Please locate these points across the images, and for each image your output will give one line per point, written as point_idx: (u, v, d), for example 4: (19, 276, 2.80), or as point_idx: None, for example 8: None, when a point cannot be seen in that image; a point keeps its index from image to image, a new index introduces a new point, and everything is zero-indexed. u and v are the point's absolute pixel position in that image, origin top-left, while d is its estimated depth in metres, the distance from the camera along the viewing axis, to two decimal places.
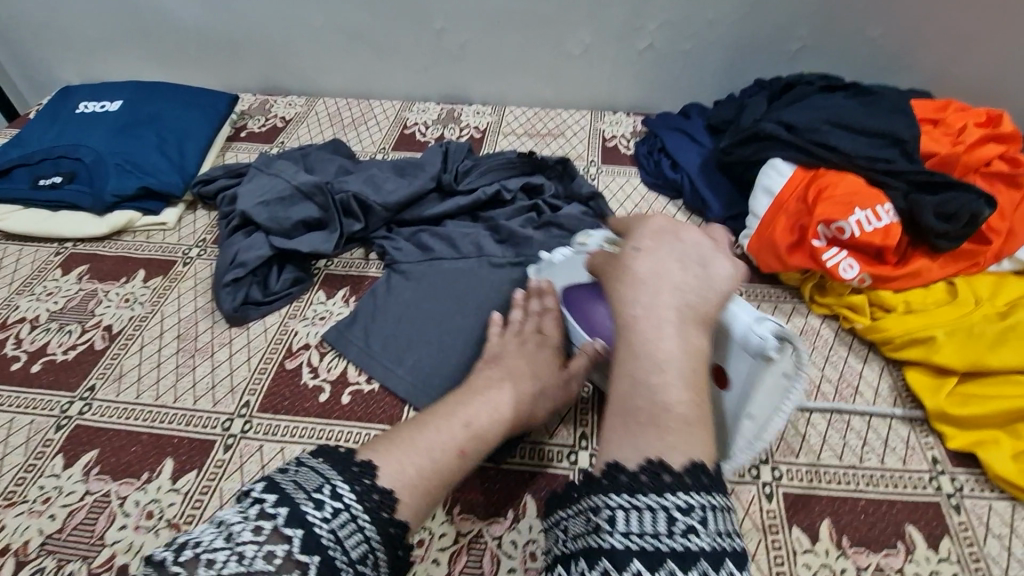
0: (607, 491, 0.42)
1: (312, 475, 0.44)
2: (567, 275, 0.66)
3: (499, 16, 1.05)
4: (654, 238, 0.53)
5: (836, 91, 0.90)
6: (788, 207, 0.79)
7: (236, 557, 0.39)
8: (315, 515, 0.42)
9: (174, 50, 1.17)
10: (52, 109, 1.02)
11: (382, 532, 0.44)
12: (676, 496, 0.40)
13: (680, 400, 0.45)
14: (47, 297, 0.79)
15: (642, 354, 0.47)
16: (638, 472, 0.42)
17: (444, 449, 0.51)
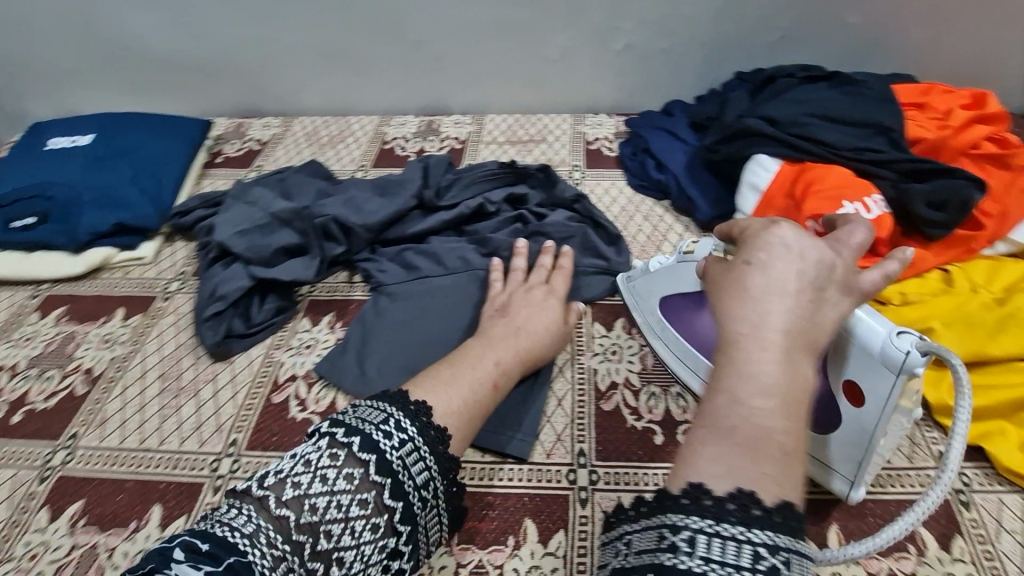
0: (691, 513, 0.39)
1: (376, 411, 0.52)
2: (664, 284, 0.70)
3: (474, 24, 1.04)
4: (768, 245, 0.47)
5: (818, 81, 0.88)
6: (775, 202, 0.78)
7: (320, 478, 0.47)
8: (383, 441, 0.49)
9: (145, 78, 1.15)
10: (22, 147, 1.00)
11: (440, 463, 0.52)
12: (764, 533, 0.38)
13: (785, 430, 0.41)
14: (26, 342, 0.77)
15: (751, 377, 0.42)
16: (725, 499, 0.39)
17: (483, 382, 0.60)
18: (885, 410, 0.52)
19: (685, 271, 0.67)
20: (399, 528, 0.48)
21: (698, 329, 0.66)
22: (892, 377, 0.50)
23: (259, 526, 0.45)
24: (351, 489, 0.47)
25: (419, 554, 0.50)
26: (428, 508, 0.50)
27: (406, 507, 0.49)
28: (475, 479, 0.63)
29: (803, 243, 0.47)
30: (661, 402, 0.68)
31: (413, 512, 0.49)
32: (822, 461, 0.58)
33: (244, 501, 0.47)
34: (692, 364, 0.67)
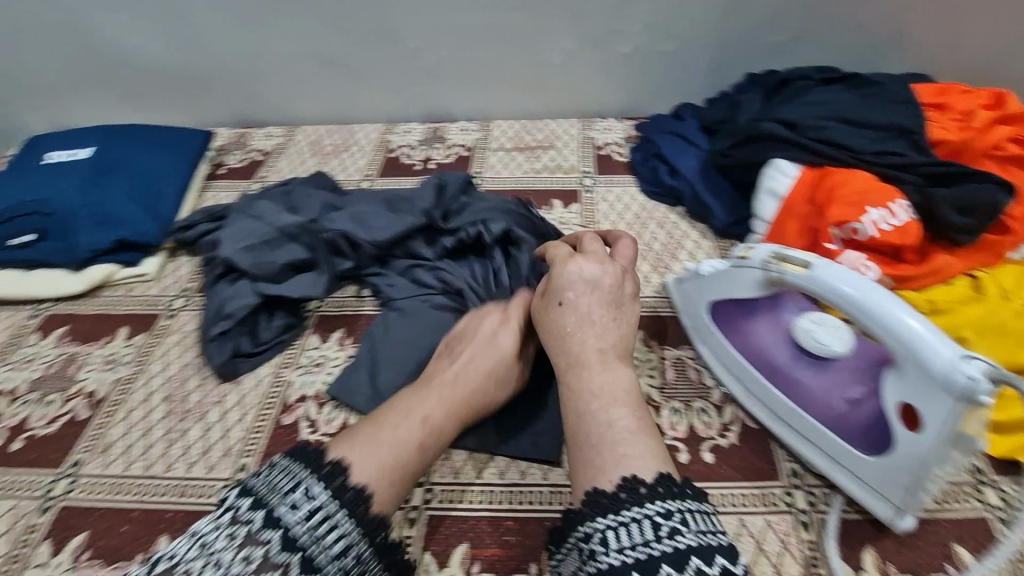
0: (593, 515, 0.45)
1: (285, 477, 0.46)
2: (717, 290, 0.67)
3: (476, 29, 1.01)
4: (574, 285, 0.61)
5: (835, 83, 0.86)
6: (795, 209, 0.76)
7: (213, 565, 0.41)
8: (290, 513, 0.44)
9: (143, 88, 1.13)
10: (19, 162, 0.97)
11: (361, 527, 0.46)
12: (655, 504, 0.44)
13: (621, 416, 0.51)
14: (26, 365, 0.74)
15: (581, 392, 0.54)
16: (616, 492, 0.46)
17: (406, 440, 0.53)
18: (942, 436, 0.50)
19: (741, 277, 0.64)
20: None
21: (754, 339, 0.65)
22: (952, 401, 0.48)
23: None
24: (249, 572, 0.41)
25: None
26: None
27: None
28: (493, 502, 0.60)
29: (597, 278, 0.61)
30: (685, 418, 0.66)
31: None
32: (869, 485, 0.56)
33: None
34: (742, 374, 0.65)
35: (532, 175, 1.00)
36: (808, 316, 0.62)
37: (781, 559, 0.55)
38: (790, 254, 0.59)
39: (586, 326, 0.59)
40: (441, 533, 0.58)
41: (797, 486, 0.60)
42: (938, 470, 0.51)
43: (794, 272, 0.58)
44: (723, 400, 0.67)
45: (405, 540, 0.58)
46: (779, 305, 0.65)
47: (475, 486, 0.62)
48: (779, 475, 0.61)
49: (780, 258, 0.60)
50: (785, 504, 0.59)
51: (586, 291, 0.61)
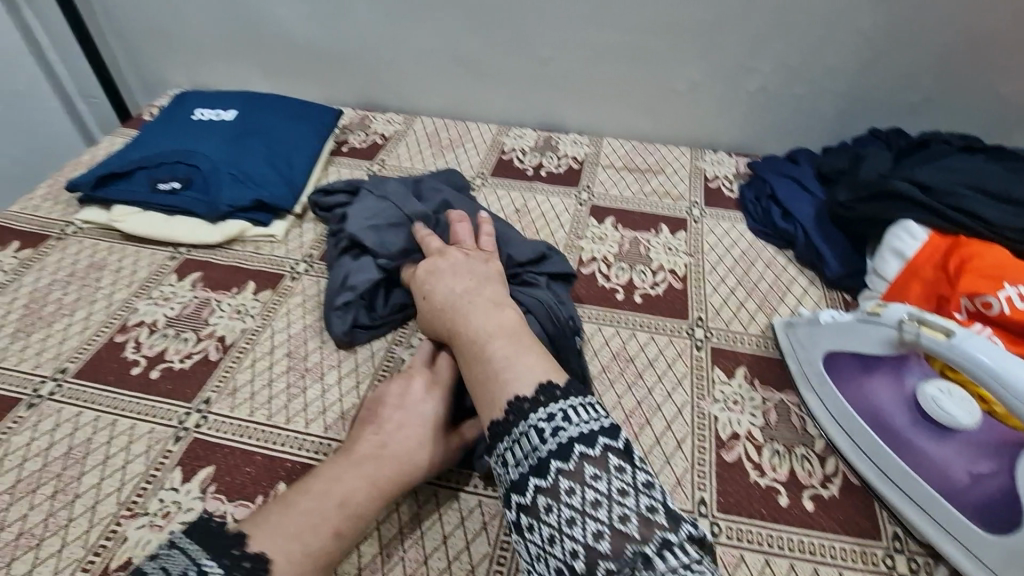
0: (496, 444, 0.53)
1: (181, 559, 0.45)
2: (836, 340, 0.68)
3: (608, 48, 1.04)
4: (435, 273, 0.70)
5: (976, 152, 0.85)
6: (922, 272, 0.75)
7: None
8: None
9: (281, 60, 1.20)
10: (168, 114, 1.05)
11: None
12: (537, 413, 0.52)
13: (501, 348, 0.59)
14: (164, 302, 0.80)
15: (468, 349, 0.61)
16: (507, 415, 0.53)
17: (322, 527, 0.51)
18: None
19: (866, 332, 0.65)
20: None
21: (869, 395, 0.66)
22: None
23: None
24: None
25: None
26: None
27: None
28: None
29: (452, 266, 0.70)
30: (785, 461, 0.66)
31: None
32: (983, 563, 0.55)
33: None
34: (851, 428, 0.65)
35: (640, 196, 1.02)
36: (933, 383, 0.61)
37: None
38: (925, 317, 0.60)
39: (458, 274, 0.69)
40: None
41: (899, 549, 0.60)
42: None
43: (932, 336, 0.58)
44: (826, 450, 0.67)
45: (505, 530, 0.60)
46: (901, 367, 0.66)
47: None
48: (881, 535, 0.61)
49: (917, 320, 0.60)
50: (886, 566, 0.59)
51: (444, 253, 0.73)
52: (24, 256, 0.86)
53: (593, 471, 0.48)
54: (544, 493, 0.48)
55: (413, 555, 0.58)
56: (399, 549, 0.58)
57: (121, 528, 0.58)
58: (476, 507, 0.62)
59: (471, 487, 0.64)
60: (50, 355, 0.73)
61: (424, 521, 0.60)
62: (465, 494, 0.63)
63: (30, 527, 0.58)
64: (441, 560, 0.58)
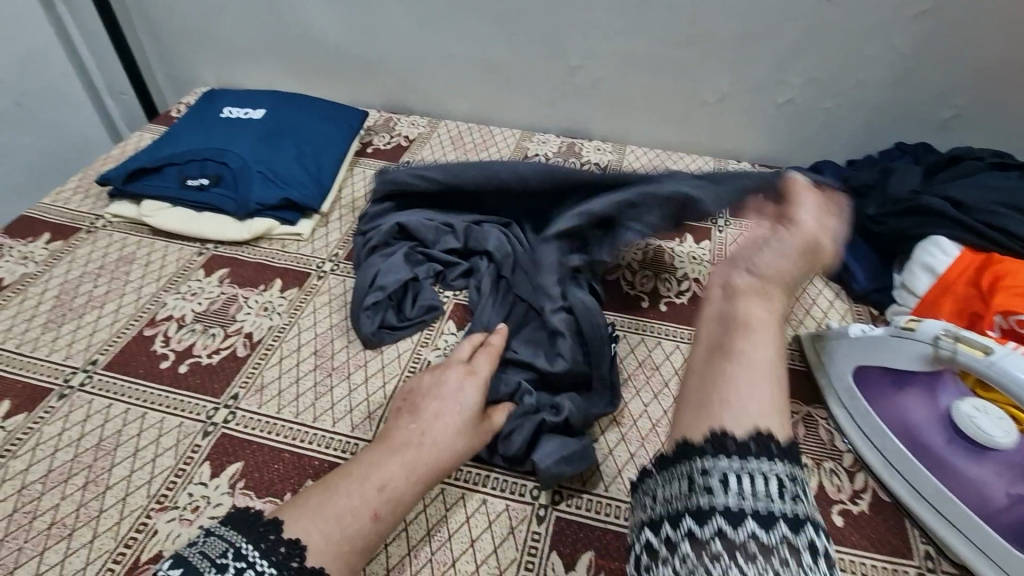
0: (717, 454, 0.41)
1: (218, 542, 0.44)
2: (867, 354, 0.67)
3: (638, 58, 1.05)
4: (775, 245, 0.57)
5: (1008, 170, 0.84)
6: (954, 288, 0.74)
7: None
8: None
9: (310, 61, 1.22)
10: (198, 111, 1.06)
11: None
12: (783, 465, 0.41)
13: (765, 363, 0.47)
14: (192, 297, 0.81)
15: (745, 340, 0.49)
16: (746, 440, 0.42)
17: (363, 511, 0.50)
18: None
19: (898, 346, 0.64)
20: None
21: (902, 411, 0.65)
22: None
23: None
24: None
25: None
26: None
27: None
28: (618, 517, 0.62)
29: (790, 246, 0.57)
30: (814, 475, 0.66)
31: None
32: None
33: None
34: (883, 444, 0.65)
35: None
36: (969, 401, 0.61)
37: None
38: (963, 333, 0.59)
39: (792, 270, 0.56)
40: (569, 536, 0.60)
41: (931, 569, 0.59)
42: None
43: (970, 354, 0.57)
44: (855, 465, 0.67)
45: (533, 535, 0.60)
46: (934, 383, 0.65)
47: (602, 498, 0.63)
48: (913, 554, 0.60)
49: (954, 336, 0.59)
50: None
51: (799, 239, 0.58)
52: (55, 247, 0.86)
53: (807, 558, 0.38)
54: (755, 542, 0.38)
55: (441, 558, 0.58)
56: (427, 552, 0.58)
57: (151, 521, 0.58)
58: (503, 511, 0.62)
59: (498, 491, 0.63)
60: (80, 347, 0.74)
61: (452, 524, 0.60)
62: (492, 499, 0.63)
63: (62, 517, 0.58)
64: (469, 563, 0.58)
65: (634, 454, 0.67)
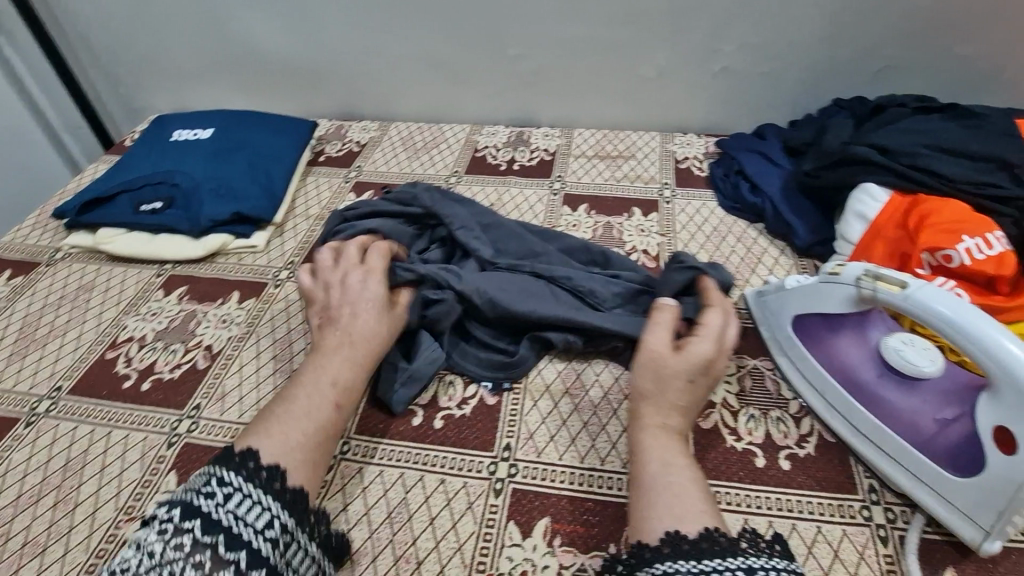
0: (675, 557, 0.50)
1: (203, 475, 0.51)
2: (802, 302, 0.69)
3: (574, 41, 1.07)
4: (672, 353, 0.64)
5: (932, 112, 0.86)
6: (884, 233, 0.77)
7: (146, 558, 0.46)
8: (215, 509, 0.48)
9: (258, 77, 1.24)
10: (149, 137, 1.08)
11: (281, 500, 0.51)
12: (736, 560, 0.48)
13: (676, 469, 0.58)
14: (152, 317, 0.83)
15: (654, 453, 0.59)
16: (697, 541, 0.50)
17: (319, 405, 0.60)
18: None
19: (828, 293, 0.66)
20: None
21: (838, 354, 0.67)
22: None
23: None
24: (182, 555, 0.45)
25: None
26: (285, 548, 0.49)
27: (253, 554, 0.47)
28: (572, 483, 0.64)
29: (691, 351, 0.64)
30: (761, 425, 0.68)
31: (264, 557, 0.47)
32: (956, 507, 0.56)
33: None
34: (823, 387, 0.67)
35: (611, 182, 1.04)
36: (897, 335, 0.63)
37: (858, 569, 0.56)
38: (880, 274, 0.61)
39: (696, 371, 0.63)
40: (525, 505, 0.62)
41: (875, 501, 0.61)
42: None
43: (888, 290, 0.60)
44: (801, 411, 0.69)
45: (491, 507, 0.62)
46: (866, 324, 0.67)
47: (556, 467, 0.65)
48: (857, 488, 0.62)
49: (874, 276, 0.62)
50: (862, 517, 0.60)
51: (694, 341, 0.65)
52: (15, 283, 0.88)
53: None
54: None
55: (402, 538, 0.60)
56: (389, 533, 0.60)
57: (121, 531, 0.60)
58: (461, 488, 0.64)
59: (456, 470, 0.66)
60: (44, 375, 0.76)
61: (412, 506, 0.63)
62: (451, 478, 0.65)
63: (35, 535, 0.61)
64: (429, 540, 0.60)
65: (587, 422, 0.69)
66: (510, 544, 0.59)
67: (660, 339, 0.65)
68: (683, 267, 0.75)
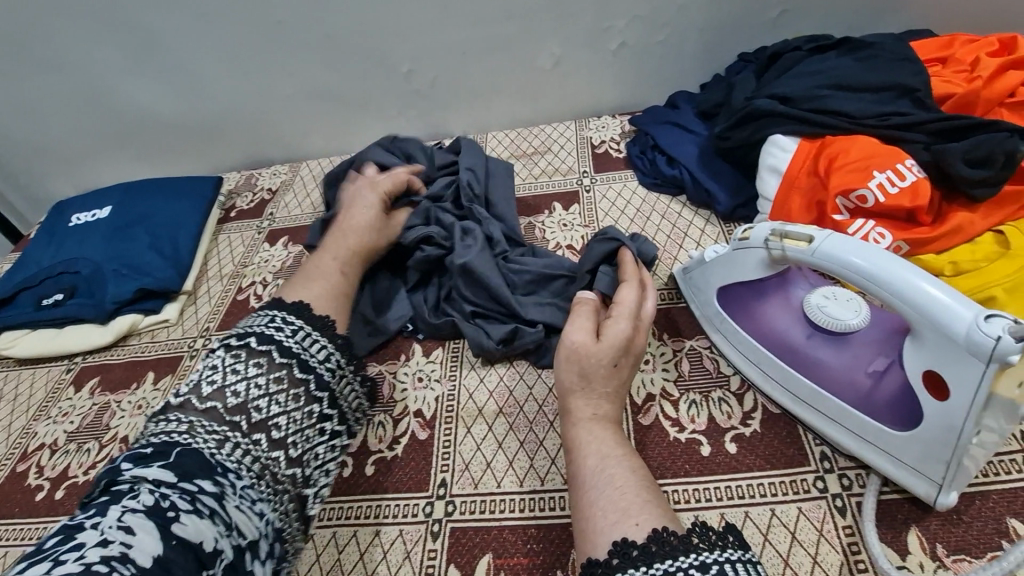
0: (623, 568, 0.44)
1: (263, 313, 0.59)
2: (723, 273, 0.66)
3: (463, 46, 1.03)
4: (590, 339, 0.61)
5: (828, 52, 0.83)
6: (799, 183, 0.73)
7: (230, 373, 0.53)
8: (286, 341, 0.56)
9: (159, 142, 1.20)
10: (48, 227, 1.03)
11: (335, 341, 0.60)
12: (688, 557, 0.43)
13: (616, 458, 0.54)
14: (64, 418, 0.78)
15: (592, 447, 0.55)
16: (647, 543, 0.45)
17: (331, 274, 0.71)
18: (975, 404, 0.46)
19: (744, 259, 0.63)
20: (319, 395, 0.56)
21: (766, 320, 0.63)
22: (981, 365, 0.44)
23: (195, 423, 0.49)
24: (263, 373, 0.53)
25: (347, 412, 0.59)
26: (341, 378, 0.59)
27: (319, 376, 0.56)
28: (512, 511, 0.60)
29: (609, 333, 0.61)
30: (704, 409, 0.64)
31: (328, 381, 0.57)
32: (906, 463, 0.52)
33: (173, 416, 0.50)
34: (757, 358, 0.63)
35: (530, 181, 1.00)
36: (819, 291, 0.61)
37: (818, 549, 0.52)
38: (785, 232, 0.58)
39: (619, 352, 0.60)
40: (465, 544, 0.58)
41: (829, 470, 0.57)
42: (975, 440, 0.48)
43: (797, 248, 0.56)
44: (743, 387, 0.65)
45: (430, 553, 0.58)
46: (788, 283, 0.64)
47: (495, 496, 0.61)
48: (810, 460, 0.58)
49: (781, 235, 0.58)
50: (818, 490, 0.56)
51: (611, 321, 0.62)
52: None
53: None
54: None
55: None
56: None
57: None
58: (398, 537, 0.60)
59: (391, 518, 0.61)
60: None
61: (346, 567, 0.58)
62: (386, 527, 0.61)
63: None
64: None
65: (524, 440, 0.65)
66: None
67: (578, 325, 0.63)
68: (606, 238, 0.73)
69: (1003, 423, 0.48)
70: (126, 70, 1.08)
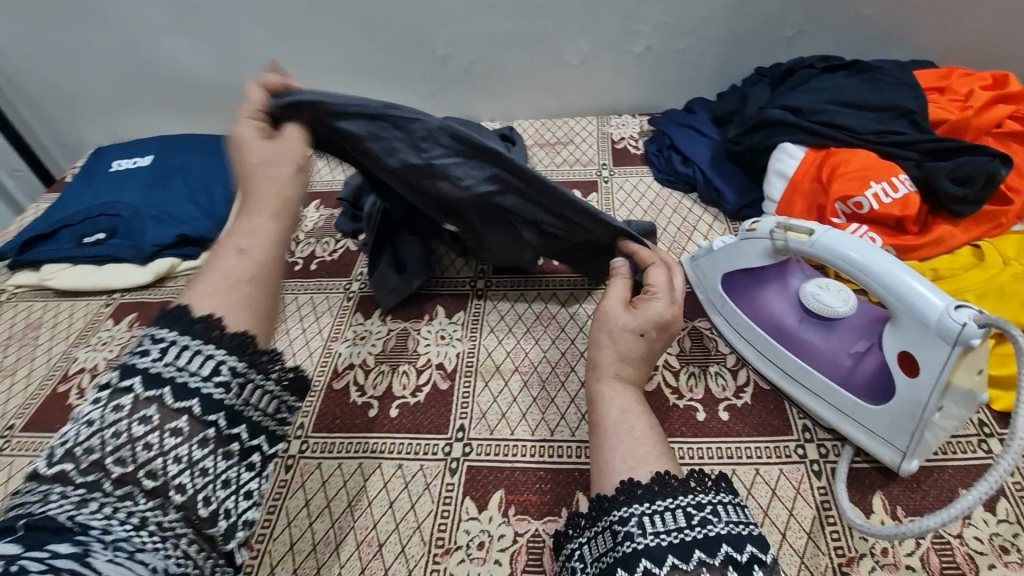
0: (627, 502, 0.50)
1: (143, 340, 0.43)
2: (728, 261, 0.73)
3: (498, 36, 1.09)
4: (630, 314, 0.66)
5: (837, 71, 0.91)
6: (803, 188, 0.81)
7: (110, 433, 0.39)
8: (161, 365, 0.42)
9: (195, 100, 1.25)
10: (87, 171, 1.08)
11: (231, 350, 0.44)
12: (687, 497, 0.49)
13: (628, 414, 0.60)
14: (103, 347, 0.83)
15: (607, 403, 0.61)
16: (651, 484, 0.51)
17: (235, 264, 0.50)
18: (939, 381, 0.53)
19: (750, 249, 0.69)
20: (231, 430, 0.42)
21: (765, 306, 0.70)
22: (946, 348, 0.52)
23: (66, 495, 0.37)
24: (126, 415, 0.40)
25: (269, 428, 0.45)
26: (252, 396, 0.44)
27: (231, 409, 0.43)
28: (525, 455, 0.66)
29: (646, 309, 0.66)
30: (701, 381, 0.71)
31: (238, 408, 0.43)
32: (877, 434, 0.60)
33: (44, 485, 0.38)
34: (754, 339, 0.70)
35: (552, 168, 1.07)
36: (814, 282, 0.68)
37: (795, 503, 0.59)
38: (795, 227, 0.64)
39: (655, 327, 0.65)
40: (479, 481, 0.64)
41: (809, 439, 0.64)
42: (936, 414, 0.55)
43: (798, 239, 0.63)
44: (737, 364, 0.72)
45: (448, 486, 0.64)
46: (786, 273, 0.71)
47: (509, 441, 0.68)
48: (792, 430, 0.66)
49: (785, 227, 0.65)
50: (798, 455, 0.63)
51: (649, 300, 0.67)
52: None
53: None
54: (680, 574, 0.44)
55: (362, 523, 0.62)
56: (349, 521, 0.62)
57: None
58: (419, 471, 0.66)
59: (412, 454, 0.68)
60: None
61: (371, 492, 0.65)
62: (407, 461, 0.67)
63: None
64: (390, 522, 0.62)
65: (537, 397, 0.72)
66: (467, 519, 0.61)
67: (612, 300, 0.68)
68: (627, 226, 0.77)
69: (960, 402, 0.55)
70: (172, 28, 1.13)
